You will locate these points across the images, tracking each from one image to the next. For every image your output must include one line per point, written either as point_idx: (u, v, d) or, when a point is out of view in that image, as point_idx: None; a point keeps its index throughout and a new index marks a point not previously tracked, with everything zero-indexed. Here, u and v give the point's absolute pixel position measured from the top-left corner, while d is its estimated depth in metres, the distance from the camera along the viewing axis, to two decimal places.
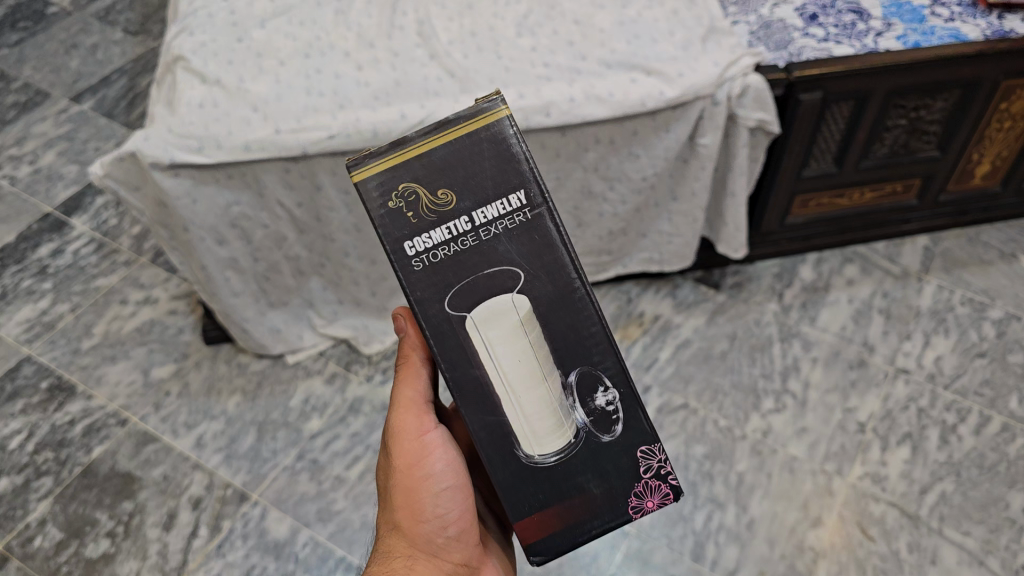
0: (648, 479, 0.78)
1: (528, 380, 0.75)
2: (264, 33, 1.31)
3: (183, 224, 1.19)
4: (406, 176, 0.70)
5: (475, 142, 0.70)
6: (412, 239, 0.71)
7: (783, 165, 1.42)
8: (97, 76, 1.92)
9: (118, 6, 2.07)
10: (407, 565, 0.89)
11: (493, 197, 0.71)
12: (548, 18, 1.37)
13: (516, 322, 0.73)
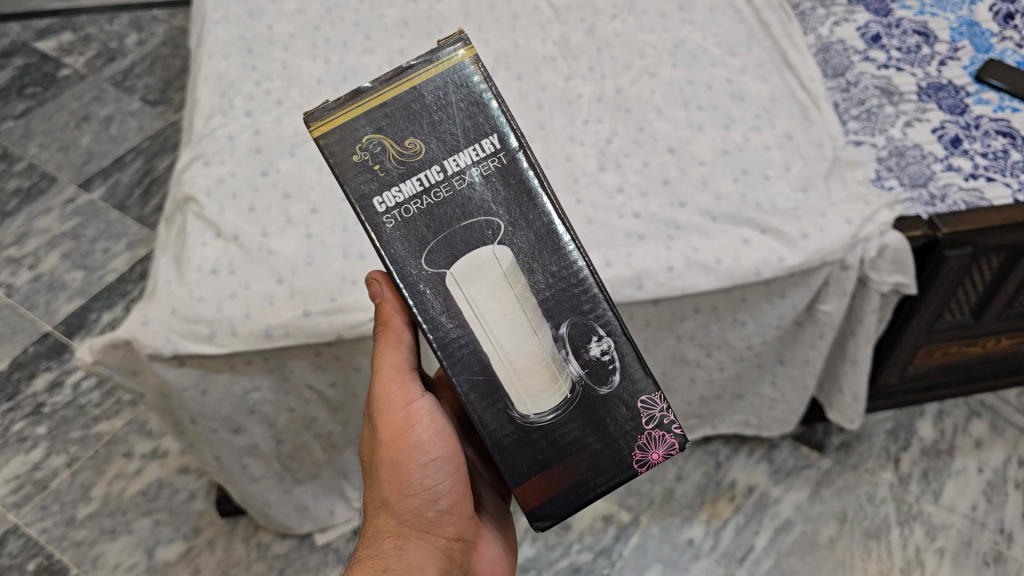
0: (652, 430, 0.69)
1: (518, 334, 0.67)
2: (294, 164, 1.09)
3: (190, 415, 0.98)
4: (370, 128, 0.65)
5: (442, 86, 0.65)
6: (383, 193, 0.65)
7: (914, 319, 1.16)
8: (112, 156, 1.67)
9: (136, 68, 1.84)
10: (396, 548, 0.73)
11: (465, 143, 0.66)
12: (636, 146, 1.14)
13: (502, 274, 0.66)
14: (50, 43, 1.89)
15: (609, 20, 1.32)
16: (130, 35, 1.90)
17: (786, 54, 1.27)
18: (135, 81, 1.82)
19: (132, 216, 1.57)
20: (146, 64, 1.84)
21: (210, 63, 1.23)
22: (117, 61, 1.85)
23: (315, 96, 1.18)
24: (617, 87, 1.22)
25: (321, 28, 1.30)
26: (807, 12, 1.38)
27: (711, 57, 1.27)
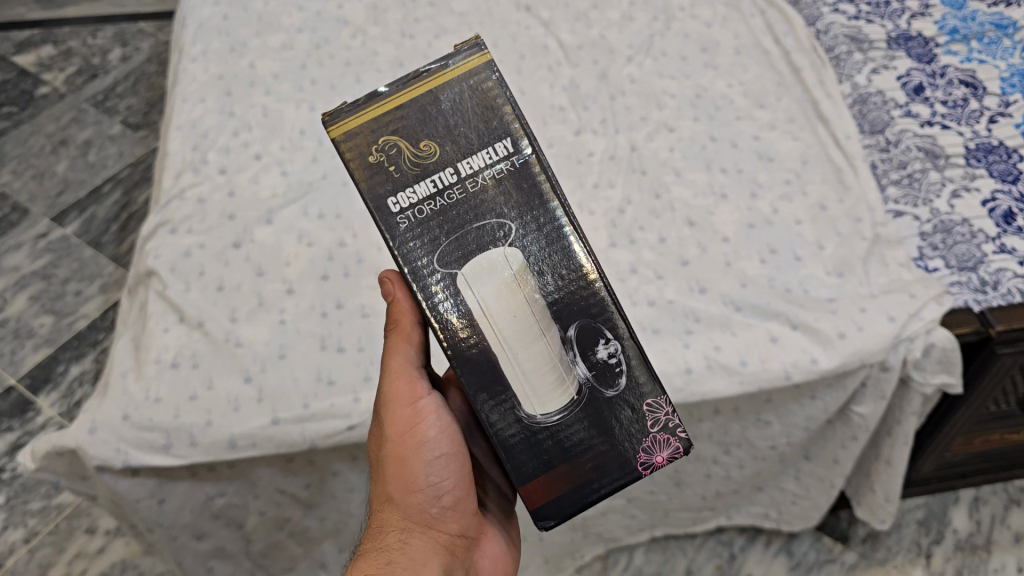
0: (657, 433, 0.62)
1: (526, 337, 0.61)
2: (270, 232, 0.98)
3: (146, 524, 0.87)
4: (384, 129, 0.59)
5: (460, 90, 0.60)
6: (395, 195, 0.59)
7: (957, 413, 1.04)
8: (88, 186, 1.57)
9: (119, 87, 1.74)
10: (397, 543, 0.66)
11: (479, 144, 0.60)
12: (652, 216, 1.02)
13: (513, 274, 0.60)
14: (28, 57, 1.80)
15: (625, 62, 1.20)
16: (114, 50, 1.81)
17: (821, 108, 1.16)
18: (116, 100, 1.72)
19: (108, 255, 1.47)
20: (129, 82, 1.74)
21: (184, 107, 1.11)
22: (99, 78, 1.75)
23: (297, 150, 1.07)
24: (632, 143, 1.10)
25: (308, 68, 1.18)
26: (841, 55, 1.25)
27: (737, 109, 1.15)
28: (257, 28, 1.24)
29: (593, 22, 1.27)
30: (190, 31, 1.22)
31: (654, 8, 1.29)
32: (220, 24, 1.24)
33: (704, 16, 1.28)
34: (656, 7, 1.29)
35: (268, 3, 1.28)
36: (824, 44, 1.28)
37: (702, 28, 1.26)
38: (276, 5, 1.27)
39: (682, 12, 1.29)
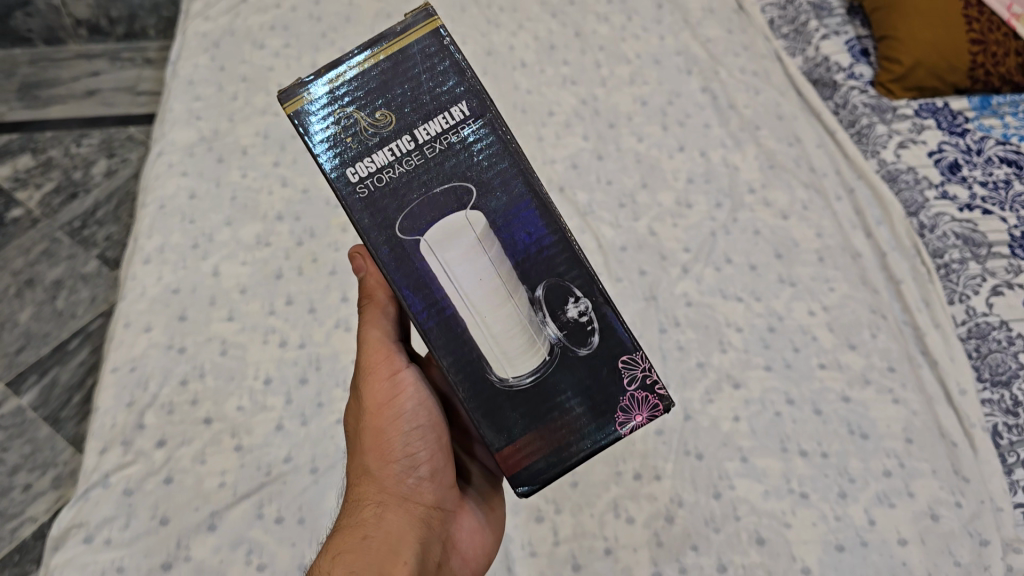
0: (634, 391, 0.55)
1: (492, 296, 0.53)
2: (212, 544, 0.78)
3: None
4: (339, 102, 0.52)
5: (414, 57, 0.52)
6: (352, 165, 0.52)
7: None
8: (52, 341, 1.40)
9: (99, 211, 1.58)
10: (372, 518, 0.59)
11: (434, 106, 0.52)
12: (708, 528, 0.78)
13: (478, 237, 0.52)
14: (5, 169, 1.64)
15: (679, 274, 0.96)
16: (98, 161, 1.65)
17: (928, 351, 0.92)
18: (94, 228, 1.56)
19: (65, 436, 1.29)
20: (111, 205, 1.58)
21: (123, 339, 0.91)
22: (78, 200, 1.59)
23: (259, 410, 0.86)
24: (685, 408, 0.86)
25: (285, 276, 0.96)
26: (953, 265, 0.98)
27: (821, 350, 0.90)
28: (230, 215, 1.03)
29: (640, 209, 1.03)
30: (148, 218, 1.02)
31: (716, 190, 1.05)
32: (185, 207, 1.03)
33: (779, 202, 1.04)
34: (719, 188, 1.05)
35: (248, 176, 1.07)
36: (930, 245, 1.01)
37: (777, 221, 1.02)
38: (257, 180, 1.06)
39: (751, 195, 1.04)
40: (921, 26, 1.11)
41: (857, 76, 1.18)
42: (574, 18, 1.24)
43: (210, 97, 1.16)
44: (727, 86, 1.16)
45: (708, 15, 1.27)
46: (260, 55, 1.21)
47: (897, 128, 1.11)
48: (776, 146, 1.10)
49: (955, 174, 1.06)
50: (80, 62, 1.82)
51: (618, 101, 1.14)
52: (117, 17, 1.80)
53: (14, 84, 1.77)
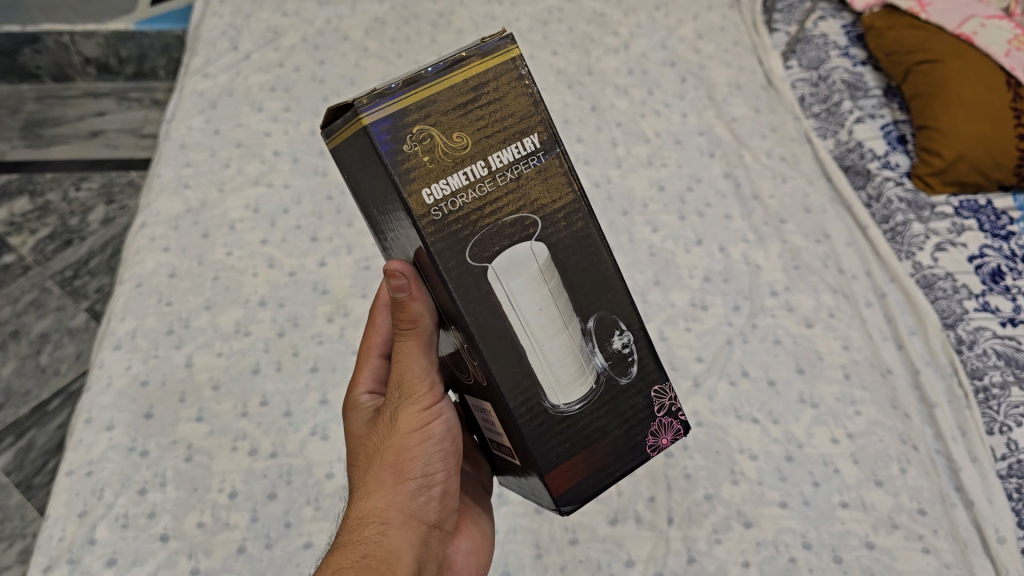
0: (664, 418, 0.49)
1: (549, 326, 0.46)
2: None
3: None
4: (416, 115, 0.40)
5: (496, 81, 0.42)
6: (426, 186, 0.41)
7: None
8: (33, 400, 1.15)
9: (92, 261, 1.32)
10: (374, 534, 0.51)
11: (509, 131, 0.43)
12: None
13: (540, 265, 0.44)
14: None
15: (689, 389, 0.89)
16: (96, 208, 1.39)
17: (963, 488, 0.82)
18: (85, 277, 1.30)
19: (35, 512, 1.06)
20: (107, 255, 1.33)
21: (82, 438, 0.83)
22: (72, 247, 1.33)
23: (221, 529, 0.78)
24: (689, 550, 0.77)
25: (262, 372, 0.90)
26: (993, 390, 0.88)
27: (843, 485, 0.82)
28: (210, 297, 0.95)
29: (651, 310, 0.96)
30: (123, 296, 0.95)
31: (735, 291, 0.97)
32: (163, 286, 0.96)
33: (803, 308, 0.96)
34: (737, 289, 0.98)
35: (233, 254, 1.00)
36: (968, 364, 0.91)
37: (800, 329, 0.94)
38: (242, 259, 0.99)
39: (773, 298, 0.97)
40: (966, 114, 1.03)
41: (893, 165, 1.09)
42: (590, 91, 1.19)
43: (201, 163, 1.09)
44: (752, 173, 1.09)
45: (735, 92, 1.20)
46: (258, 119, 1.15)
47: (935, 228, 1.02)
48: (802, 244, 1.02)
49: (998, 283, 0.96)
50: (87, 100, 1.53)
51: (633, 185, 1.08)
52: (127, 57, 1.51)
53: (17, 120, 1.49)
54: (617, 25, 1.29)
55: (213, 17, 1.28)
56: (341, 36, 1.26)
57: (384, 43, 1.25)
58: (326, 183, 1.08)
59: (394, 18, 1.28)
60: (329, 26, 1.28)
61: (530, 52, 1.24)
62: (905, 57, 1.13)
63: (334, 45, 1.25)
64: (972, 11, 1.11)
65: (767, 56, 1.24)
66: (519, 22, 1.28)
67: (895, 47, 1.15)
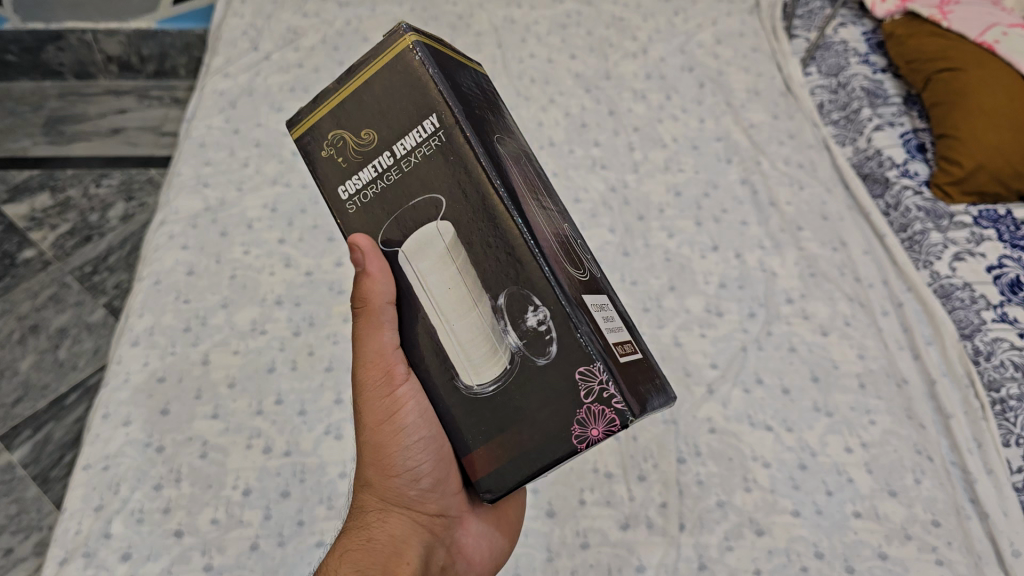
0: (590, 405, 0.43)
1: (459, 305, 0.45)
2: None
3: None
4: (329, 121, 0.47)
5: (394, 73, 0.45)
6: (343, 183, 0.47)
7: None
8: (50, 395, 1.16)
9: (111, 257, 1.33)
10: (373, 524, 0.55)
11: (410, 118, 0.45)
12: None
13: (447, 245, 0.45)
14: (18, 206, 1.39)
15: (703, 395, 0.89)
16: (116, 205, 1.40)
17: (978, 500, 0.82)
18: (104, 272, 1.31)
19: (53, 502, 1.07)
20: (126, 252, 1.34)
21: (99, 433, 0.84)
22: (92, 243, 1.34)
23: (235, 526, 0.79)
24: (701, 557, 0.77)
25: (277, 370, 0.90)
26: (1011, 402, 0.87)
27: (858, 495, 0.82)
28: (227, 296, 0.96)
29: (667, 315, 0.96)
30: (141, 293, 0.95)
31: (751, 297, 0.97)
32: (181, 284, 0.96)
33: (818, 316, 0.96)
34: (753, 295, 0.97)
35: (251, 252, 1.00)
36: (985, 375, 0.90)
37: (815, 337, 0.94)
38: (260, 257, 1.00)
39: (788, 306, 0.97)
40: (986, 122, 1.01)
41: (912, 174, 1.09)
42: (608, 95, 1.19)
43: (221, 162, 1.10)
44: (769, 179, 1.09)
45: (753, 98, 1.19)
46: (277, 119, 1.16)
47: (954, 237, 1.01)
48: (819, 251, 1.02)
49: (1017, 294, 0.94)
50: (108, 98, 1.54)
51: (650, 190, 1.08)
52: (149, 55, 1.52)
53: (39, 117, 1.50)
54: (635, 29, 1.29)
55: (234, 17, 1.29)
56: (361, 37, 1.26)
57: None
58: None
59: (414, 20, 1.28)
60: (348, 27, 1.28)
61: (549, 55, 1.24)
62: (925, 65, 1.12)
63: (355, 46, 1.25)
64: (994, 20, 1.10)
65: (786, 63, 1.23)
66: (538, 25, 1.29)
67: (915, 54, 1.14)
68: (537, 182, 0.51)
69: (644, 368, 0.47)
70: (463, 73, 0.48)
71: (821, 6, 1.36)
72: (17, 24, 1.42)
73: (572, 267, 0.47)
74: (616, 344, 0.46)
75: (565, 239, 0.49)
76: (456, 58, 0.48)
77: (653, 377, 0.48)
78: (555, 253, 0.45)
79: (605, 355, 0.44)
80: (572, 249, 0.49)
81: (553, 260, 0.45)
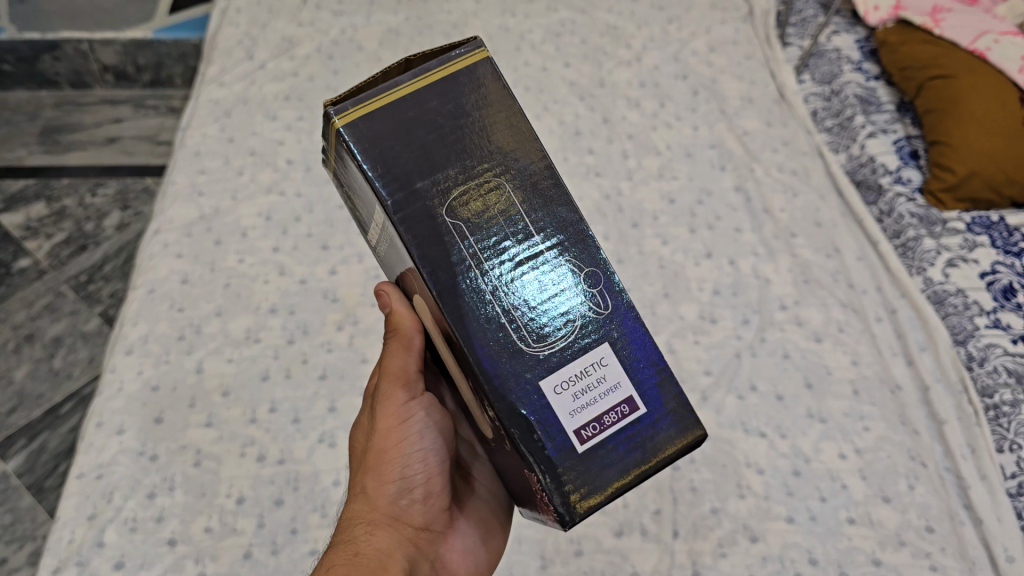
0: (537, 500, 0.47)
1: (453, 375, 0.52)
2: None
3: None
4: (337, 168, 0.53)
5: (344, 153, 0.47)
6: (365, 221, 0.54)
7: None
8: (45, 404, 1.16)
9: (106, 266, 1.33)
10: (363, 534, 0.54)
11: (370, 195, 0.48)
12: None
13: (430, 316, 0.52)
14: (14, 217, 1.39)
15: (697, 402, 0.89)
16: (111, 214, 1.40)
17: (972, 506, 0.82)
18: (99, 281, 1.31)
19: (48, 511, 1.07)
20: (122, 260, 1.34)
21: (93, 442, 0.83)
22: (87, 252, 1.34)
23: (228, 534, 0.79)
24: (694, 564, 0.77)
25: (271, 379, 0.90)
26: (1004, 407, 0.88)
27: (851, 501, 0.82)
28: (221, 304, 0.96)
29: (661, 321, 0.96)
30: (136, 302, 0.95)
31: (745, 304, 0.97)
32: (176, 293, 0.97)
33: (812, 322, 0.96)
34: (747, 302, 0.98)
35: (245, 261, 1.01)
36: (978, 381, 0.91)
37: (809, 344, 0.94)
38: (254, 266, 1.00)
39: (782, 312, 0.97)
40: (979, 128, 1.02)
41: (905, 181, 1.09)
42: (602, 103, 1.20)
43: (215, 171, 1.10)
44: (763, 186, 1.09)
45: (747, 105, 1.20)
46: (271, 127, 1.16)
47: (947, 244, 1.01)
48: (813, 258, 1.02)
49: (1009, 300, 0.95)
50: (104, 107, 1.55)
51: (644, 198, 1.08)
52: (144, 64, 1.52)
53: (35, 126, 1.50)
54: (629, 37, 1.29)
55: (229, 26, 1.29)
56: (356, 46, 1.27)
57: (398, 54, 1.26)
58: (338, 192, 1.09)
59: (408, 29, 1.29)
60: (343, 36, 1.28)
61: (543, 64, 1.24)
62: (918, 72, 1.12)
63: (349, 55, 1.26)
64: (986, 27, 1.10)
65: (780, 71, 1.24)
66: (533, 34, 1.29)
67: (909, 61, 1.14)
68: (543, 207, 0.48)
69: (630, 439, 0.47)
70: (418, 119, 0.46)
71: (814, 14, 1.36)
72: (13, 34, 1.41)
73: (540, 340, 0.46)
74: (584, 428, 0.46)
75: (562, 290, 0.47)
76: (410, 99, 0.46)
77: (649, 442, 0.47)
78: (501, 337, 0.46)
79: (555, 456, 0.45)
80: (563, 308, 0.47)
81: (491, 354, 0.45)
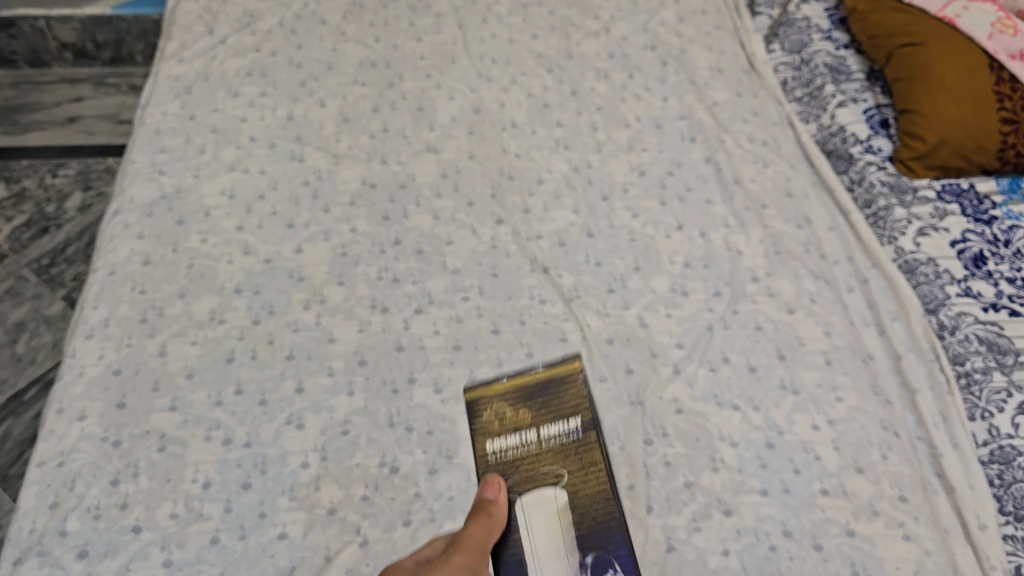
0: None
1: (553, 552, 0.56)
2: None
3: None
4: (486, 406, 0.63)
5: (536, 393, 0.63)
6: (502, 438, 0.61)
7: None
8: (8, 391, 1.13)
9: (68, 248, 1.30)
10: None
11: (547, 417, 0.62)
12: None
13: (556, 506, 0.58)
14: None
15: (669, 375, 0.88)
16: (73, 195, 1.37)
17: (945, 474, 0.81)
18: (61, 264, 1.28)
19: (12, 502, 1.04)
20: (85, 242, 1.31)
21: (54, 428, 0.82)
22: (49, 235, 1.31)
23: (195, 520, 0.77)
24: (669, 539, 0.77)
25: (237, 360, 0.88)
26: (976, 375, 0.89)
27: (824, 472, 0.81)
28: (184, 285, 0.94)
29: (632, 295, 0.95)
30: (96, 284, 0.93)
31: (716, 276, 0.97)
32: (137, 274, 0.94)
33: (784, 293, 0.95)
34: (718, 274, 0.97)
35: (209, 241, 0.98)
36: (950, 349, 0.91)
37: (780, 315, 0.93)
38: (218, 246, 0.98)
39: (754, 284, 0.96)
40: (949, 98, 1.02)
41: (875, 150, 1.09)
42: (571, 74, 1.18)
43: (176, 149, 1.07)
44: (733, 157, 1.08)
45: (717, 74, 1.19)
46: (234, 104, 1.13)
47: (918, 213, 1.02)
48: (783, 229, 1.01)
49: (980, 268, 0.97)
50: (63, 86, 1.50)
51: (613, 170, 1.07)
52: (104, 41, 1.49)
53: None
54: (598, 7, 1.28)
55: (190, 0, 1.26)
56: (319, 19, 1.24)
57: (363, 27, 1.24)
58: (303, 168, 1.06)
59: (374, 3, 1.27)
60: (306, 9, 1.26)
61: (510, 36, 1.23)
62: (888, 40, 1.11)
63: (312, 28, 1.23)
64: None
65: (749, 40, 1.23)
66: (500, 5, 1.28)
67: (878, 29, 1.14)
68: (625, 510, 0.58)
69: None
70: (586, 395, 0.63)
71: None
72: None
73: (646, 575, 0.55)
74: None
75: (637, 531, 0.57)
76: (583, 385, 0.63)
77: None
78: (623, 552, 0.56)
79: None
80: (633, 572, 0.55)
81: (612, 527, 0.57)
